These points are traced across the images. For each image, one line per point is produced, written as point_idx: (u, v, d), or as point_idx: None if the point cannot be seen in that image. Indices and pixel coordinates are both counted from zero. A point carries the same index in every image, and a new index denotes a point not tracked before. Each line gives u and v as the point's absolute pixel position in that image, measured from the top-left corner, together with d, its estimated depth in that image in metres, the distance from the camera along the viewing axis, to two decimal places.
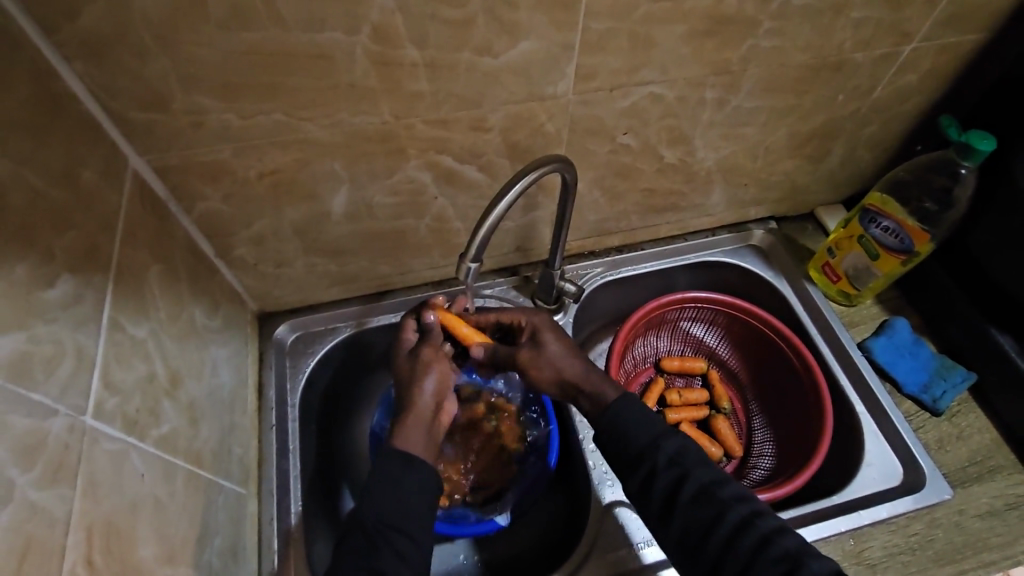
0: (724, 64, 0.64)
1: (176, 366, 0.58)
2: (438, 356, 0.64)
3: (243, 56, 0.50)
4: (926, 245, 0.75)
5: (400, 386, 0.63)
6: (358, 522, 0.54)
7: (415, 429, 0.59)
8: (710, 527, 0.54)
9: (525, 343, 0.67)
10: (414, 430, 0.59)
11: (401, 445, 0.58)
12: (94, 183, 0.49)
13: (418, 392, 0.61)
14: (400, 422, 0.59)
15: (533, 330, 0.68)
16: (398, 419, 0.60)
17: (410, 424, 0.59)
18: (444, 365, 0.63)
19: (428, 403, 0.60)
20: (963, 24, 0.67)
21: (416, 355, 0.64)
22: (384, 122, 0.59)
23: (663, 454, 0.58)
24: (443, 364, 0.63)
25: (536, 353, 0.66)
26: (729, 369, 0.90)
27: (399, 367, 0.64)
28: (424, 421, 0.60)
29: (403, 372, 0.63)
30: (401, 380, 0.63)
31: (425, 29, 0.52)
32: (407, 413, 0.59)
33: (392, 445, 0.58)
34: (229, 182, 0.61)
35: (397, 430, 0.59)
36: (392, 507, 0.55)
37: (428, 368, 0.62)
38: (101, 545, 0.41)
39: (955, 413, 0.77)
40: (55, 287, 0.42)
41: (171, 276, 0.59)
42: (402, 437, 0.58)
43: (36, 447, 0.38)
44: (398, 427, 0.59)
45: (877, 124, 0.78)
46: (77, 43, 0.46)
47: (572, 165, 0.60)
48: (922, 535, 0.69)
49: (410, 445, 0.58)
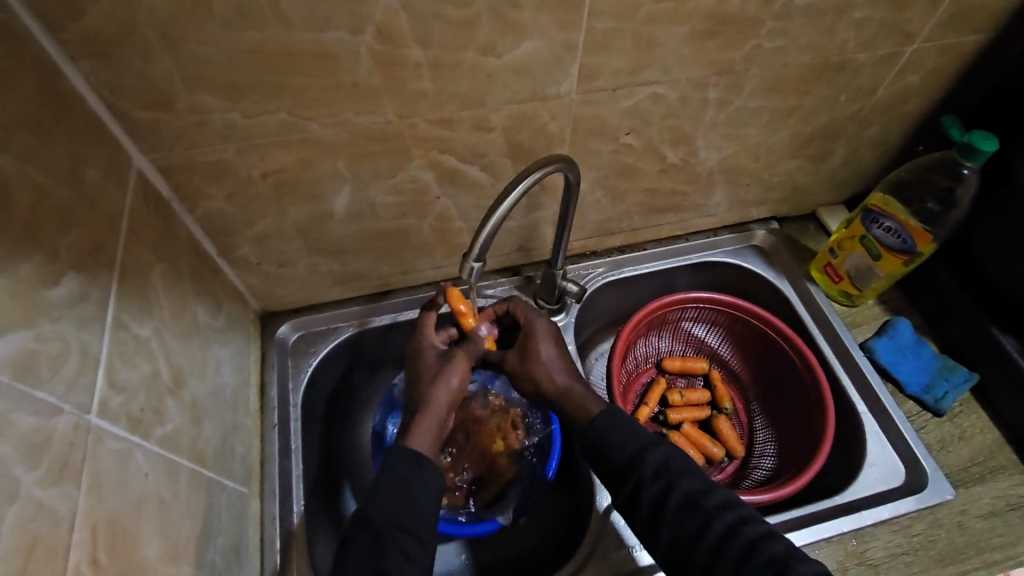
0: (727, 64, 0.64)
1: (179, 366, 0.57)
2: (466, 359, 0.65)
3: (247, 55, 0.51)
4: (928, 245, 0.75)
5: (420, 385, 0.63)
6: (366, 521, 0.54)
7: (429, 428, 0.60)
8: (697, 536, 0.54)
9: (518, 345, 0.68)
10: (426, 429, 0.60)
11: (414, 444, 0.59)
12: (97, 182, 0.49)
13: (439, 391, 0.62)
14: (416, 419, 0.60)
15: (529, 335, 0.67)
16: (413, 418, 0.61)
17: (425, 423, 0.60)
18: (468, 370, 0.64)
19: (444, 404, 0.62)
20: (965, 25, 0.67)
21: (444, 357, 0.64)
22: (387, 122, 0.60)
23: (648, 466, 0.58)
24: (467, 371, 0.64)
25: (524, 360, 0.66)
26: (731, 370, 0.90)
27: (423, 364, 0.65)
28: (439, 421, 0.61)
29: (427, 371, 0.64)
30: (423, 378, 0.63)
31: (429, 29, 0.52)
32: (423, 413, 0.61)
33: (404, 443, 0.59)
34: (233, 181, 0.61)
35: (412, 428, 0.60)
36: (402, 508, 0.54)
37: (453, 369, 0.63)
38: (106, 544, 0.41)
39: (956, 413, 0.78)
40: (60, 286, 0.42)
41: (174, 275, 0.59)
42: (416, 435, 0.59)
43: (41, 445, 0.38)
44: (414, 425, 0.60)
45: (879, 124, 0.79)
46: (82, 42, 0.46)
47: (575, 165, 0.61)
48: (924, 536, 0.69)
49: (421, 444, 0.59)
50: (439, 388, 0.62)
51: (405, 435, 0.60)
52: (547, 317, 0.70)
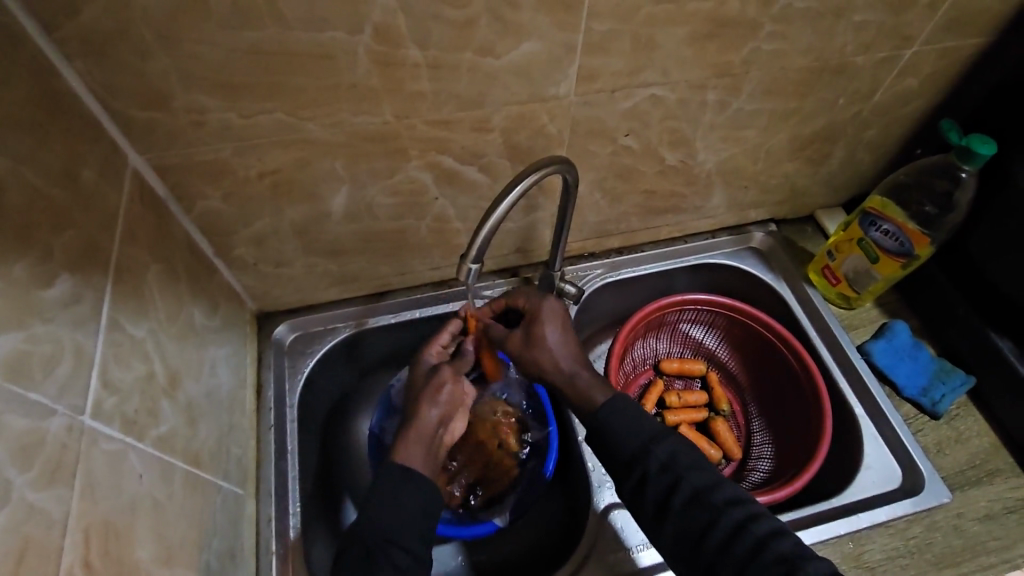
0: (726, 66, 0.64)
1: (175, 367, 0.57)
2: (454, 377, 0.65)
3: (244, 55, 0.50)
4: (926, 248, 0.75)
5: (410, 403, 0.64)
6: (355, 536, 0.54)
7: (416, 444, 0.60)
8: (705, 531, 0.54)
9: (522, 327, 0.68)
10: (415, 446, 0.60)
11: (401, 459, 0.58)
12: (92, 181, 0.49)
13: (425, 410, 0.62)
14: (402, 436, 0.60)
15: (534, 317, 0.67)
16: (401, 433, 0.61)
17: (412, 439, 0.60)
18: (457, 387, 0.65)
19: (434, 421, 0.62)
20: (964, 29, 0.67)
21: (431, 375, 0.66)
22: (385, 122, 0.59)
23: (654, 460, 0.57)
24: (456, 386, 0.65)
25: (528, 342, 0.67)
26: (729, 371, 0.90)
27: (416, 385, 0.66)
28: (426, 438, 0.61)
29: (418, 389, 0.65)
30: (413, 397, 0.64)
31: (427, 29, 0.52)
32: (410, 429, 0.61)
33: (392, 458, 0.58)
34: (230, 181, 0.61)
35: (400, 445, 0.60)
36: (386, 514, 0.55)
37: (443, 384, 0.64)
38: (99, 546, 0.41)
39: (954, 415, 0.78)
40: (55, 285, 0.42)
41: (170, 276, 0.59)
42: (403, 452, 0.59)
43: (33, 447, 0.37)
44: (400, 441, 0.60)
45: (878, 127, 0.79)
46: (77, 42, 0.46)
47: (574, 166, 0.60)
48: (921, 538, 0.69)
49: (410, 460, 0.58)
50: (426, 406, 0.62)
51: (393, 450, 0.60)
52: (553, 299, 0.69)
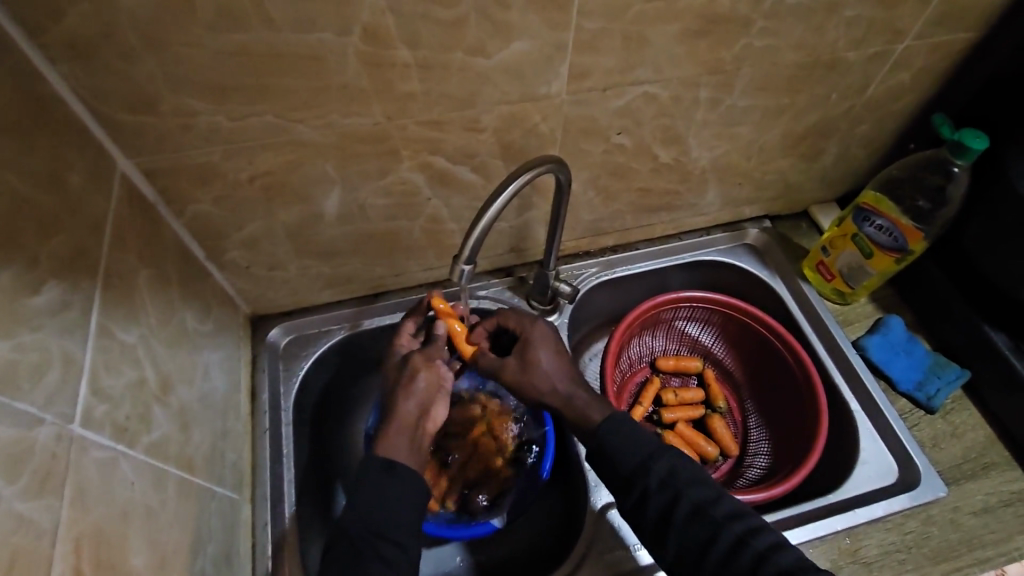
0: (718, 63, 0.64)
1: (166, 371, 0.57)
2: (426, 364, 0.64)
3: (231, 57, 0.50)
4: (920, 244, 0.75)
5: (387, 397, 0.63)
6: (341, 530, 0.54)
7: (398, 437, 0.59)
8: (706, 547, 0.54)
9: (516, 353, 0.67)
10: (397, 440, 0.59)
11: (384, 452, 0.58)
12: (80, 186, 0.48)
13: (399, 402, 0.61)
14: (384, 431, 0.60)
15: (528, 341, 0.67)
16: (382, 429, 0.60)
17: (394, 433, 0.59)
18: (432, 372, 0.63)
19: (411, 413, 0.61)
20: (956, 23, 0.67)
21: (403, 365, 0.64)
22: (376, 123, 0.59)
23: (654, 477, 0.57)
24: (430, 372, 0.63)
25: (524, 368, 0.65)
26: (724, 368, 0.90)
27: (391, 378, 0.65)
28: (407, 429, 0.60)
29: (393, 382, 0.64)
30: (392, 390, 0.64)
31: (417, 29, 0.52)
32: (388, 423, 0.60)
33: (376, 454, 0.58)
34: (220, 184, 0.61)
35: (382, 440, 0.59)
36: (378, 514, 0.54)
37: (416, 373, 0.63)
38: (91, 555, 0.41)
39: (950, 409, 0.78)
40: (42, 293, 0.41)
41: (161, 281, 0.59)
42: (386, 445, 0.59)
43: (22, 457, 0.37)
44: (382, 437, 0.60)
45: (870, 123, 0.79)
46: (62, 44, 0.45)
47: (566, 165, 0.60)
48: (917, 533, 0.69)
49: (394, 453, 0.58)
50: (402, 399, 0.61)
51: (376, 444, 0.59)
52: (544, 322, 0.69)
